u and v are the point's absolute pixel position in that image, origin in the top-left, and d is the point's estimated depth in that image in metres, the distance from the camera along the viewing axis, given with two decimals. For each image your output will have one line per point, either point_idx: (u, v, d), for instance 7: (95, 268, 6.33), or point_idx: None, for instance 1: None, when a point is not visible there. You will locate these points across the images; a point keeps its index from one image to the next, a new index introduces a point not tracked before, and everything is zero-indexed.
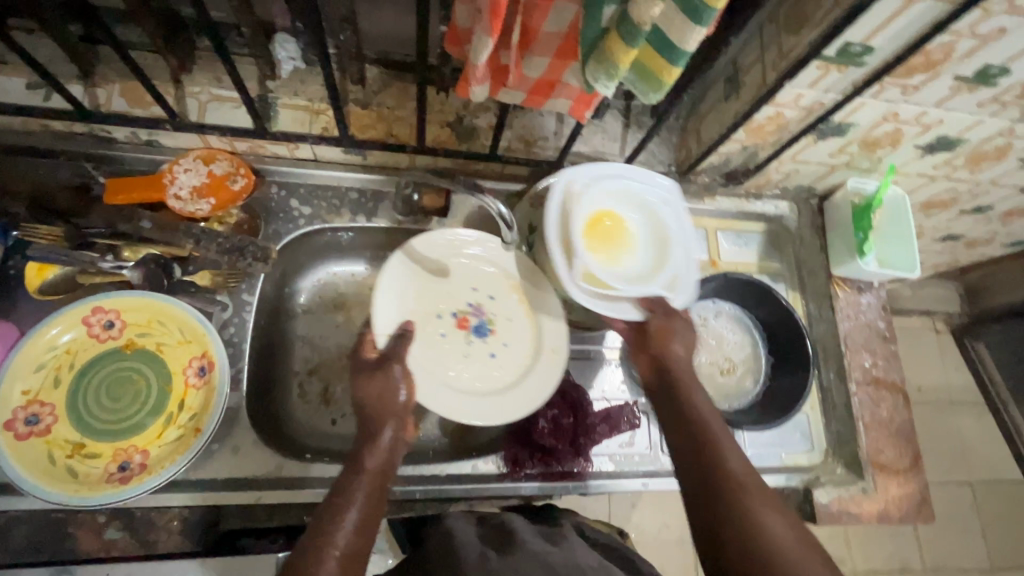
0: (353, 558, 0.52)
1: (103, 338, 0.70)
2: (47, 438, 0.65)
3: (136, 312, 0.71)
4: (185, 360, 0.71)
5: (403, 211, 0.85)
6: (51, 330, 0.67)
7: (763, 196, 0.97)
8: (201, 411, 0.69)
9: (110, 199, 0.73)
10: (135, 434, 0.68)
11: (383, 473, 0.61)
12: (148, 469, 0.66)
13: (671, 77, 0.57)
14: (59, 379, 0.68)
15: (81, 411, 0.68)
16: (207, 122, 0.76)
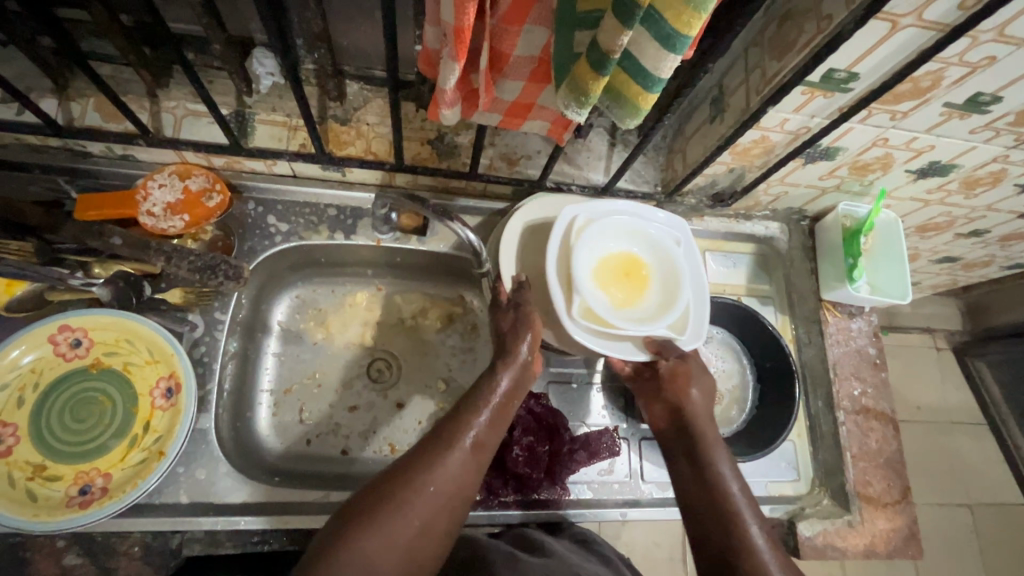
0: (479, 449, 0.60)
1: (69, 357, 0.69)
2: (7, 459, 0.64)
3: (104, 331, 0.70)
4: (153, 380, 0.70)
5: (383, 229, 0.84)
6: (16, 349, 0.66)
7: (753, 217, 0.95)
8: (165, 434, 0.67)
9: (82, 215, 0.73)
10: (98, 456, 0.67)
11: (516, 381, 0.67)
12: (109, 493, 0.64)
13: (646, 104, 0.55)
14: (22, 398, 0.67)
15: (44, 432, 0.66)
16: (182, 138, 0.75)
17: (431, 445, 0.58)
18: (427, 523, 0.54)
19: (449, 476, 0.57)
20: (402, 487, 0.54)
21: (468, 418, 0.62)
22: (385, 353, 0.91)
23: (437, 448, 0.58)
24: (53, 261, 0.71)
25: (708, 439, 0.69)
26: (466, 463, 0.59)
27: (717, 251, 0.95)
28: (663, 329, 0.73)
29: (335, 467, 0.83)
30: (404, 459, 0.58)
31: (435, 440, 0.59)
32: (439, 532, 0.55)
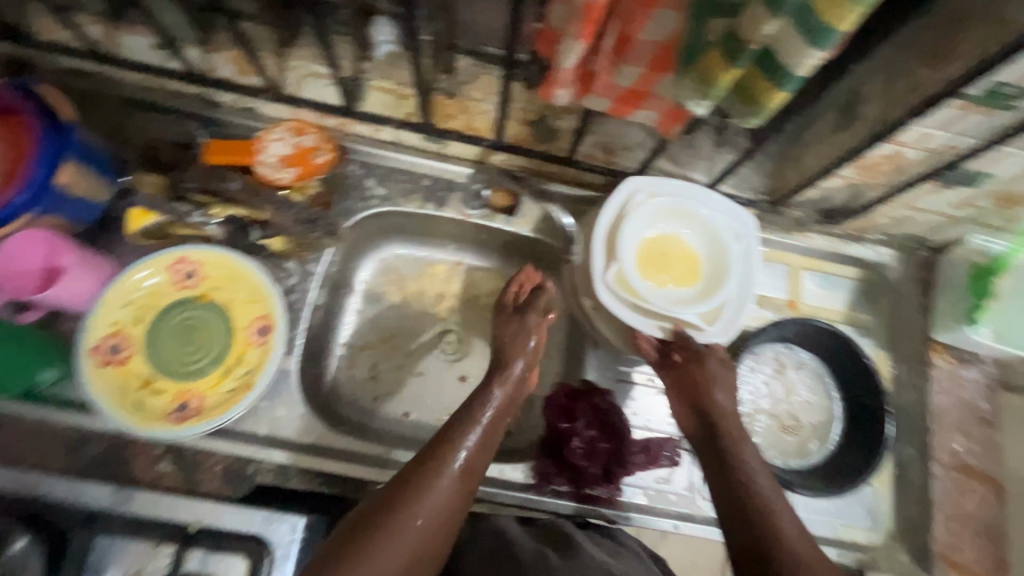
0: (467, 475, 0.62)
1: (182, 286, 0.76)
2: (124, 368, 0.72)
3: (214, 267, 0.76)
4: (247, 318, 0.75)
5: (473, 204, 0.84)
6: (140, 272, 0.74)
7: (863, 239, 0.87)
8: (255, 369, 0.73)
9: (208, 158, 0.77)
10: (196, 379, 0.73)
11: (506, 399, 0.69)
12: (202, 414, 0.71)
13: (774, 102, 0.53)
14: (140, 316, 0.74)
15: (154, 349, 0.74)
16: (300, 96, 0.80)
17: (419, 475, 0.59)
18: (415, 555, 0.56)
19: (438, 505, 0.58)
20: (390, 522, 0.55)
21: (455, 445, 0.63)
22: (456, 326, 0.92)
23: (428, 478, 0.59)
24: (178, 197, 0.77)
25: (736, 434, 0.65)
26: (454, 491, 0.60)
27: (816, 270, 0.88)
28: (693, 315, 0.71)
29: (396, 428, 0.86)
30: (393, 488, 0.59)
31: (425, 469, 0.60)
32: (428, 559, 0.57)
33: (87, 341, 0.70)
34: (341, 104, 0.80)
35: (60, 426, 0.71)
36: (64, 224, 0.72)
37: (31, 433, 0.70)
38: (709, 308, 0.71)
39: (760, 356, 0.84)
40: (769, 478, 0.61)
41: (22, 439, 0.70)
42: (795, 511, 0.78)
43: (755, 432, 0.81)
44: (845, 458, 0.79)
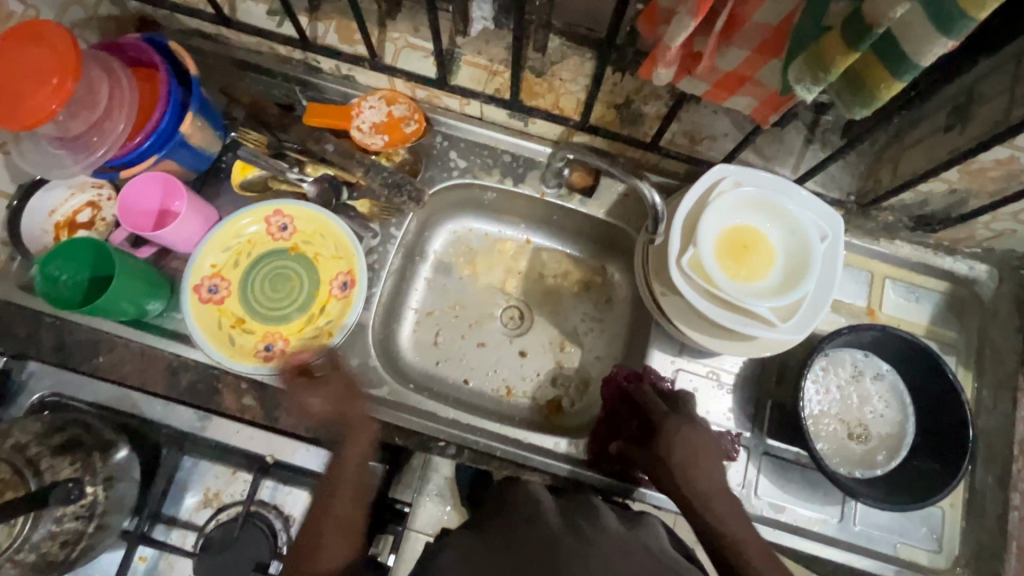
0: (356, 483, 0.71)
1: (276, 237, 0.82)
2: (221, 307, 0.79)
3: (306, 222, 0.81)
4: (333, 274, 0.81)
5: (550, 183, 0.86)
6: (241, 221, 0.80)
7: (956, 252, 0.83)
8: (337, 320, 0.79)
9: (308, 120, 0.83)
10: (282, 323, 0.80)
11: (335, 406, 0.73)
12: (288, 355, 0.78)
13: (888, 92, 0.50)
14: (238, 261, 0.81)
15: (247, 293, 0.80)
16: (398, 67, 0.82)
17: None
18: None
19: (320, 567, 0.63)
20: None
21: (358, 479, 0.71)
22: (520, 303, 0.94)
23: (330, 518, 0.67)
24: (278, 155, 0.83)
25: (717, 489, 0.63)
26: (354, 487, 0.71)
27: (900, 280, 0.84)
28: (765, 308, 0.69)
29: (456, 393, 0.89)
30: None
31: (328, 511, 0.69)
32: None
33: (192, 278, 0.77)
34: (436, 77, 0.82)
35: (163, 354, 0.77)
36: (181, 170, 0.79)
37: (137, 357, 0.77)
38: (783, 303, 0.70)
39: (835, 360, 0.81)
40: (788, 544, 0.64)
41: (130, 361, 0.77)
42: (853, 521, 0.77)
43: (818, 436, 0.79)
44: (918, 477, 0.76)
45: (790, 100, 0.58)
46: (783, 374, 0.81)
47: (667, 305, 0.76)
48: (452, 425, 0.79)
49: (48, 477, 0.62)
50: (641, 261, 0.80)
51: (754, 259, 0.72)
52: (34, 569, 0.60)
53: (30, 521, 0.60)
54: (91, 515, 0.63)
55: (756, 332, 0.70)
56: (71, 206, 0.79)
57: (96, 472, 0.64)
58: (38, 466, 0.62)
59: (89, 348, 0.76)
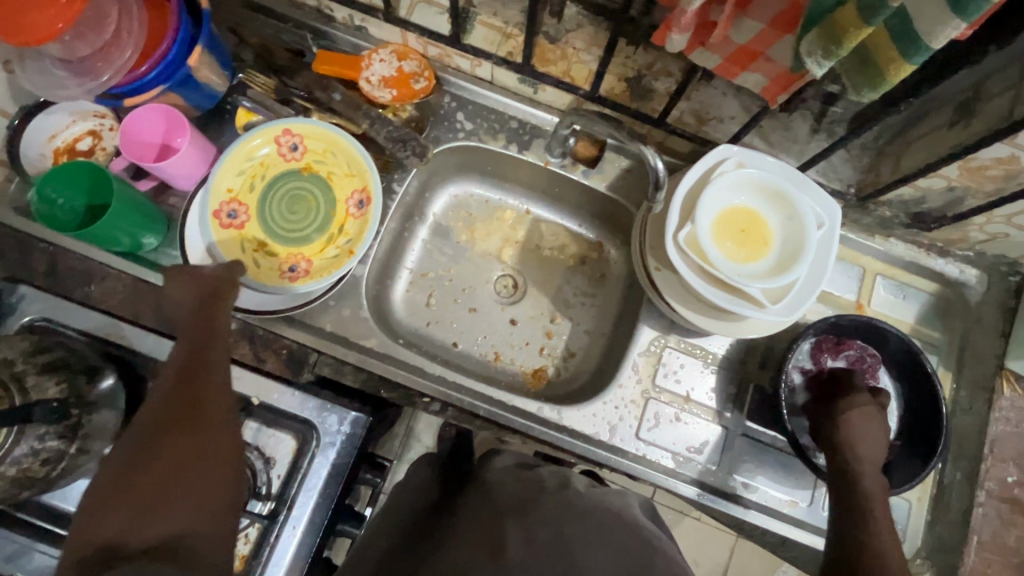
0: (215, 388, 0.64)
1: (288, 158, 0.81)
2: (241, 231, 0.79)
3: (316, 141, 0.81)
4: (349, 191, 0.81)
5: (555, 152, 0.86)
6: (252, 143, 0.79)
7: (948, 254, 0.84)
8: (356, 233, 0.79)
9: (317, 67, 0.82)
10: (304, 244, 0.81)
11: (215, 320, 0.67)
12: (311, 275, 0.79)
13: (896, 75, 0.51)
14: (253, 185, 0.81)
15: (266, 215, 0.81)
16: (412, 20, 0.80)
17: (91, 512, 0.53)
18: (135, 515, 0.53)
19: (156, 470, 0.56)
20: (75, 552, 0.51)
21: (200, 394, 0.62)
22: (514, 272, 0.95)
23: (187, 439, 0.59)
24: (284, 100, 0.83)
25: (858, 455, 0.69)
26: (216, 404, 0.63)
27: (891, 278, 0.85)
28: (758, 291, 0.70)
29: (445, 354, 0.89)
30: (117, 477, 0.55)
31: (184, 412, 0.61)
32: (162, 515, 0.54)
33: (210, 204, 0.77)
34: (449, 34, 0.80)
35: (153, 287, 0.77)
36: (186, 106, 0.78)
37: (129, 289, 0.77)
38: (774, 286, 0.71)
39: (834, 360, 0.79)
40: (876, 485, 0.67)
41: (122, 292, 0.77)
42: (822, 508, 0.78)
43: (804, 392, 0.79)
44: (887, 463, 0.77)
45: (803, 77, 0.58)
46: (767, 359, 0.82)
47: (660, 280, 0.76)
48: (437, 383, 0.79)
49: (33, 395, 0.61)
50: (637, 235, 0.81)
51: (748, 243, 0.73)
52: (14, 483, 0.61)
53: (11, 437, 0.58)
54: (73, 436, 0.63)
55: (745, 313, 0.70)
56: (71, 133, 0.78)
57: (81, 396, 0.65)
58: (25, 382, 0.61)
59: (81, 277, 0.76)
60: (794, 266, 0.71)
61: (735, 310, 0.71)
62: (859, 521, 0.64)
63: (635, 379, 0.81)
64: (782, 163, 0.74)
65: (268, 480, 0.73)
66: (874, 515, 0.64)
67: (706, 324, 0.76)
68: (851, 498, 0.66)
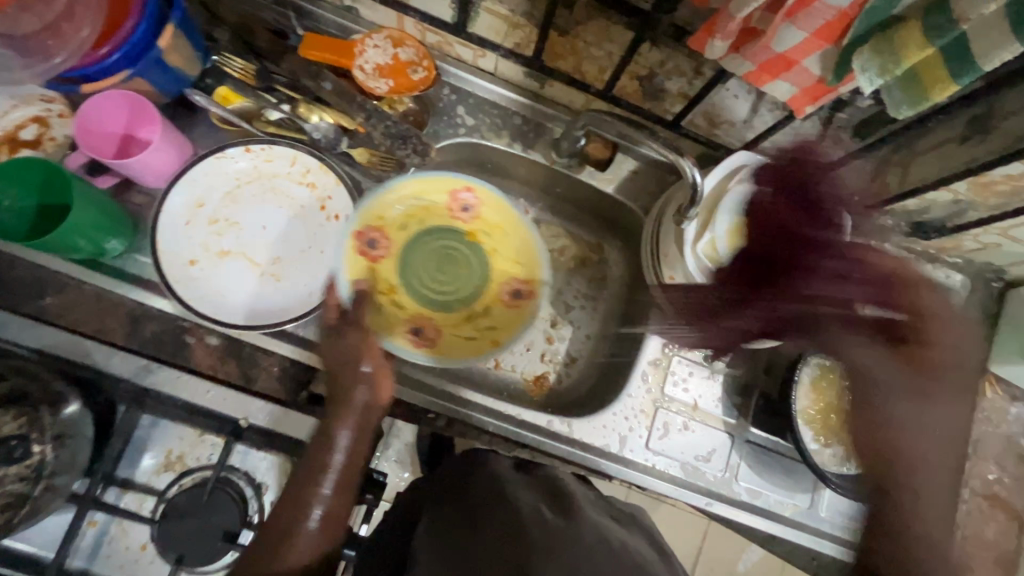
0: (331, 519, 0.59)
1: (455, 215, 0.79)
2: (375, 264, 0.77)
3: (494, 213, 0.78)
4: (518, 284, 0.79)
5: (563, 154, 0.81)
6: (434, 185, 0.77)
7: (939, 260, 0.87)
8: (495, 321, 0.78)
9: (303, 51, 0.72)
10: (437, 311, 0.79)
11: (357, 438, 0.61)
12: (438, 346, 0.77)
13: (940, 95, 0.49)
14: (406, 225, 0.78)
15: (409, 263, 0.79)
16: (410, 4, 0.73)
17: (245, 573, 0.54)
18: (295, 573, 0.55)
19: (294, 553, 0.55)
20: None
21: (296, 531, 0.57)
22: None
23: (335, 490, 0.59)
24: (267, 88, 0.73)
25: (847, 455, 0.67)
26: (320, 539, 0.58)
27: None
28: (771, 301, 0.70)
29: None
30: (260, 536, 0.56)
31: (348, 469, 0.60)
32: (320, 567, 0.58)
33: (356, 224, 0.73)
34: (452, 21, 0.74)
35: (120, 300, 0.67)
36: (153, 92, 0.69)
37: (91, 301, 0.67)
38: None
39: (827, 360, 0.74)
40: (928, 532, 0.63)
41: (83, 306, 0.68)
42: (821, 508, 0.81)
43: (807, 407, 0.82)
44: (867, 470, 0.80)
45: (838, 86, 0.56)
46: (771, 365, 0.83)
47: None
48: (441, 398, 0.75)
49: None
50: (647, 243, 0.78)
51: None
52: None
53: None
54: (37, 477, 0.57)
55: (759, 324, 0.70)
56: (13, 120, 0.68)
57: (44, 430, 0.58)
58: None
59: (33, 288, 0.66)
60: None
61: (749, 322, 0.70)
62: None
63: (644, 388, 0.80)
64: (796, 174, 0.74)
65: (260, 507, 0.70)
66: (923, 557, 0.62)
67: (719, 334, 0.74)
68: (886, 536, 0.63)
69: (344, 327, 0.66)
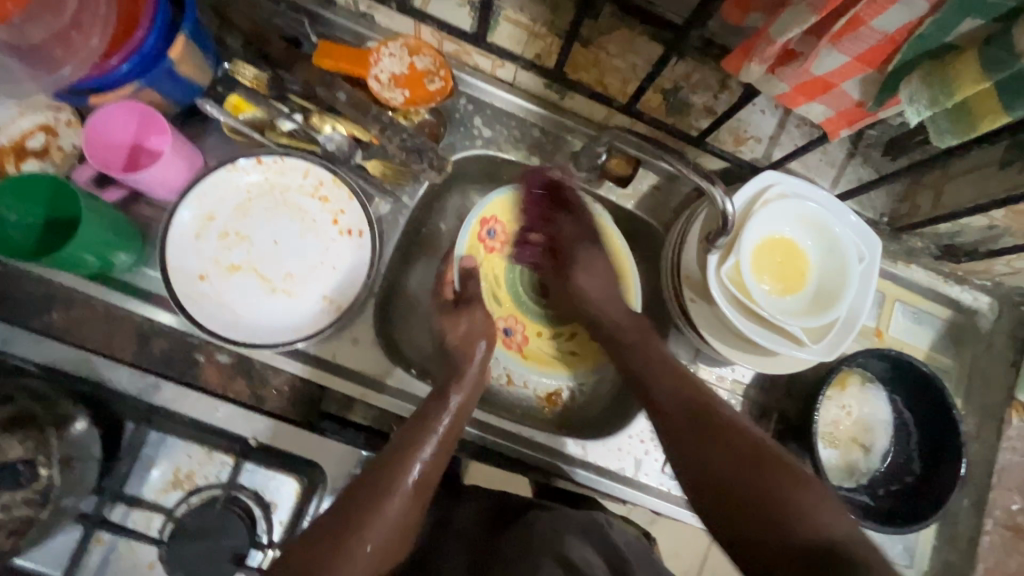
0: (423, 487, 0.59)
1: (564, 231, 0.80)
2: (488, 252, 0.80)
3: (592, 233, 0.80)
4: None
5: (582, 169, 0.77)
6: (518, 196, 0.78)
7: (967, 282, 0.84)
8: (545, 269, 0.81)
9: (318, 61, 0.71)
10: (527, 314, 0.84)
11: (466, 401, 0.65)
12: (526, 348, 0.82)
13: (990, 126, 0.47)
14: (522, 221, 0.80)
15: (511, 258, 0.82)
16: (429, 12, 0.70)
17: (341, 531, 0.52)
18: (381, 544, 0.53)
19: (390, 523, 0.54)
20: (338, 544, 0.51)
21: (395, 487, 0.56)
22: None
23: (429, 478, 0.59)
24: (279, 98, 0.72)
25: (662, 379, 0.67)
26: (412, 500, 0.57)
27: (909, 304, 0.84)
28: (797, 328, 0.67)
29: None
30: (346, 494, 0.55)
31: (442, 451, 0.61)
32: (400, 539, 0.56)
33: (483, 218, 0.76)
34: (471, 31, 0.71)
35: (130, 315, 0.67)
36: (163, 102, 0.67)
37: (100, 315, 0.67)
38: (816, 324, 0.68)
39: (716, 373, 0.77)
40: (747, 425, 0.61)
41: (92, 321, 0.66)
42: None
43: (835, 448, 0.78)
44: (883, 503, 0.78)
45: (878, 113, 0.53)
46: (791, 388, 0.81)
47: (694, 312, 0.73)
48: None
49: None
50: (668, 261, 0.76)
51: (787, 279, 0.70)
52: None
53: None
54: (45, 502, 0.56)
55: (784, 350, 0.68)
56: (19, 128, 0.66)
57: (52, 452, 0.56)
58: None
59: (42, 303, 0.66)
60: (837, 303, 0.68)
61: (773, 350, 0.68)
62: (726, 441, 0.59)
63: None
64: (827, 195, 0.71)
65: (269, 528, 0.68)
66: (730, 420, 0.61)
67: (742, 359, 0.72)
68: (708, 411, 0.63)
69: (465, 305, 0.72)
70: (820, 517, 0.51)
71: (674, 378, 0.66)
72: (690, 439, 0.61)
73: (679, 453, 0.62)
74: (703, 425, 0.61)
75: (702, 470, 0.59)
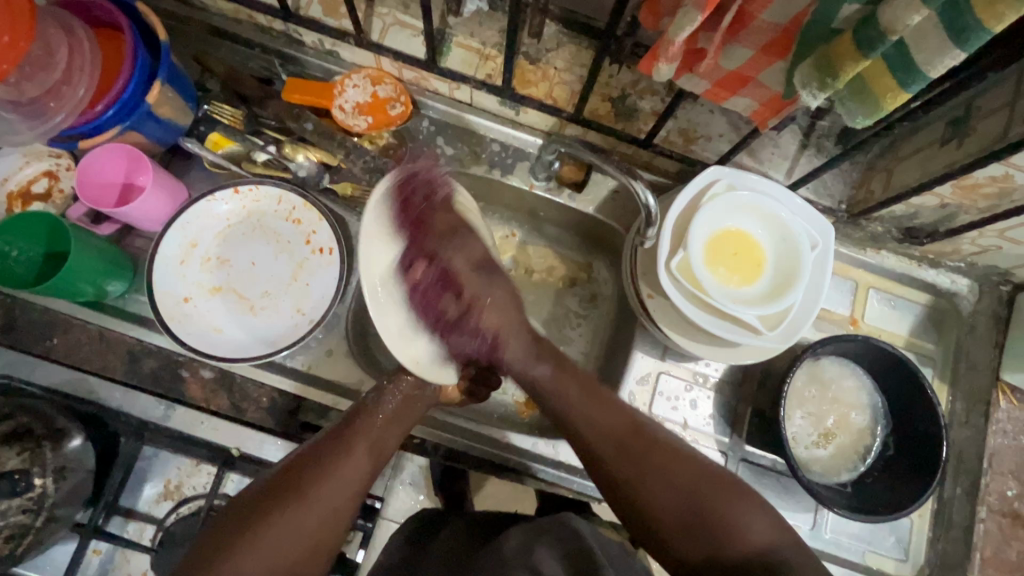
0: (377, 449, 0.64)
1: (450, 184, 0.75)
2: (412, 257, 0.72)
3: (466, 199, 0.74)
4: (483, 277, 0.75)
5: (539, 176, 0.82)
6: None
7: (940, 265, 0.82)
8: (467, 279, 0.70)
9: (288, 96, 0.77)
10: None
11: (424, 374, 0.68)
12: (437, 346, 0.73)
13: (893, 103, 0.49)
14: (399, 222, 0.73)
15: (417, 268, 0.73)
16: (385, 44, 0.76)
17: (286, 491, 0.57)
18: (338, 506, 0.59)
19: (344, 481, 0.60)
20: (283, 507, 0.56)
21: (344, 454, 0.61)
22: None
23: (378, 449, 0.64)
24: (254, 132, 0.77)
25: (594, 408, 0.67)
26: (364, 463, 0.62)
27: (883, 290, 0.84)
28: (754, 317, 0.68)
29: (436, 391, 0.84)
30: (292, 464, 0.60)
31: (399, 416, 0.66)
32: (348, 509, 0.60)
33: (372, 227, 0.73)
34: (424, 58, 0.76)
35: (122, 337, 0.72)
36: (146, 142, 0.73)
37: (95, 340, 0.71)
38: (771, 312, 0.69)
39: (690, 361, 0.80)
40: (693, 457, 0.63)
41: (87, 345, 0.71)
42: (825, 528, 0.78)
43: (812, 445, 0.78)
44: (865, 483, 0.78)
45: (795, 101, 0.54)
46: (765, 380, 0.81)
47: (653, 307, 0.74)
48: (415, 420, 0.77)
49: None
50: (627, 260, 0.78)
51: (740, 269, 0.71)
52: None
53: None
54: (39, 509, 0.61)
55: (741, 339, 0.68)
56: (25, 175, 0.74)
57: (46, 463, 0.61)
58: None
59: (44, 329, 0.71)
60: (795, 288, 0.69)
61: (732, 341, 0.69)
62: (662, 466, 0.63)
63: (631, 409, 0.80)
64: (772, 186, 0.72)
65: None
66: (666, 451, 0.64)
67: (705, 351, 0.73)
68: (635, 435, 0.64)
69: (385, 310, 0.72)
70: (752, 528, 0.58)
71: (602, 407, 0.67)
72: (647, 450, 0.63)
73: (623, 458, 0.64)
74: (639, 448, 0.64)
75: (647, 507, 0.62)
